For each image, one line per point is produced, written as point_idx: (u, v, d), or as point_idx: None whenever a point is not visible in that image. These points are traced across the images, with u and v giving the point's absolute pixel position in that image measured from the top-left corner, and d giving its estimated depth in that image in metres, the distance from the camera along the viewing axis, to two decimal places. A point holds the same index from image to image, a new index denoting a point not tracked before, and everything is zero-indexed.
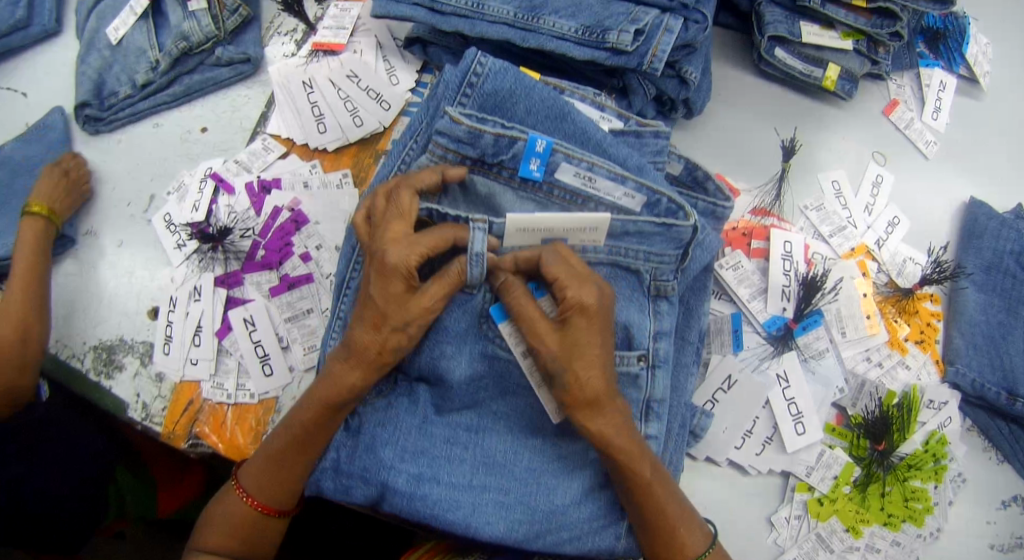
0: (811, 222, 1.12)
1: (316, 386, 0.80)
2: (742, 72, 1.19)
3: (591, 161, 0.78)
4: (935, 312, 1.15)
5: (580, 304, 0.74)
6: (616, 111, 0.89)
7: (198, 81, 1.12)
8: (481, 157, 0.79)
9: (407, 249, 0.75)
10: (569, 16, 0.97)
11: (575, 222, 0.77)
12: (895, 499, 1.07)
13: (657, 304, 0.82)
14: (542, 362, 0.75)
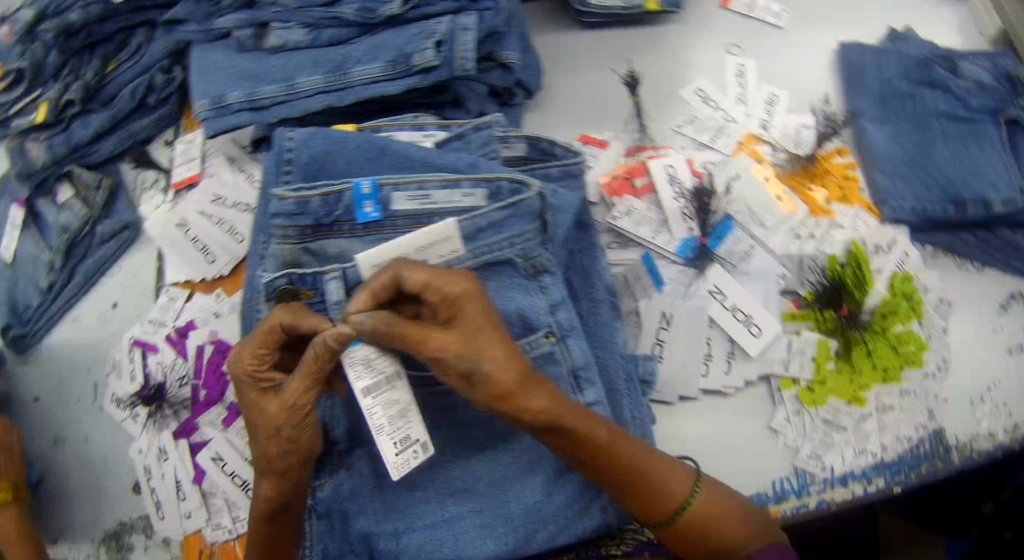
0: (688, 136, 1.10)
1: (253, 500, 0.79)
2: (569, 33, 1.14)
3: (419, 180, 0.82)
4: (849, 163, 1.10)
5: (461, 293, 0.73)
6: (436, 124, 0.90)
7: (95, 264, 1.12)
8: (318, 222, 0.83)
9: (291, 381, 0.75)
10: (370, 57, 0.99)
11: (423, 238, 0.78)
12: (884, 352, 1.05)
13: (539, 278, 0.83)
14: (455, 362, 0.72)
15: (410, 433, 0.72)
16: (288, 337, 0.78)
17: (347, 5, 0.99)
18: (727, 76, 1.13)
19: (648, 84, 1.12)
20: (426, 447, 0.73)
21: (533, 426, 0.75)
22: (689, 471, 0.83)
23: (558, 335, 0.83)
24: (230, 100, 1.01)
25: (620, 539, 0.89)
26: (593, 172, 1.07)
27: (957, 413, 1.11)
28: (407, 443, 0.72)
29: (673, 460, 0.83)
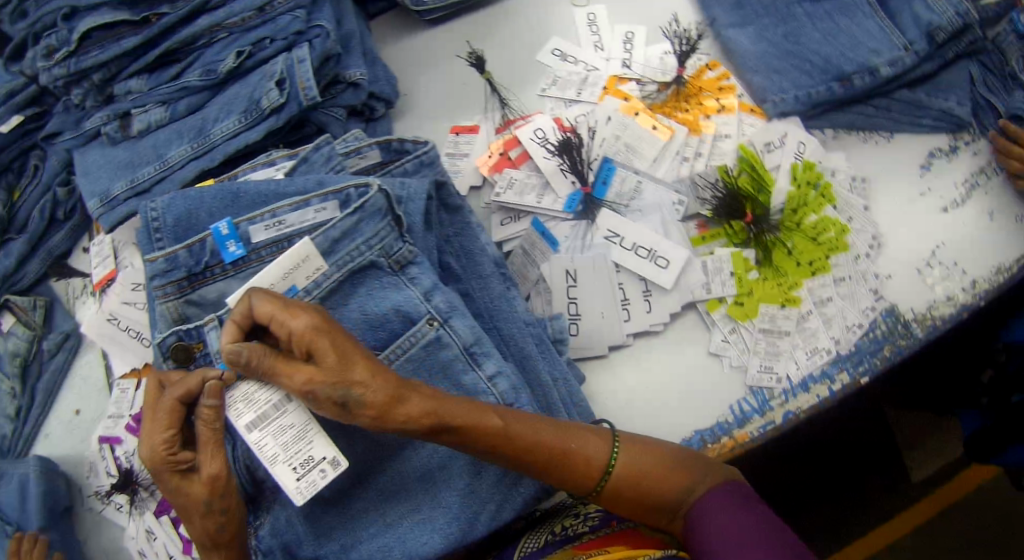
0: (554, 97, 1.10)
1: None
2: (416, 33, 1.17)
3: (270, 209, 0.86)
4: (721, 75, 1.11)
5: (309, 331, 0.73)
6: (285, 155, 0.94)
7: (51, 378, 1.16)
8: (191, 272, 0.87)
9: (209, 455, 0.75)
10: (224, 114, 1.03)
11: (281, 265, 0.78)
12: (804, 246, 1.03)
13: (404, 271, 0.85)
14: (326, 394, 0.72)
15: (312, 454, 0.74)
16: (184, 412, 0.78)
17: (191, 73, 1.03)
18: (577, 26, 1.14)
19: (501, 61, 1.13)
20: (333, 462, 0.74)
21: (417, 431, 0.77)
22: (606, 436, 0.88)
23: (444, 317, 0.84)
24: (116, 193, 1.05)
25: (584, 516, 0.95)
26: (470, 158, 1.08)
27: (907, 286, 1.07)
28: (310, 462, 0.73)
29: (586, 429, 0.87)
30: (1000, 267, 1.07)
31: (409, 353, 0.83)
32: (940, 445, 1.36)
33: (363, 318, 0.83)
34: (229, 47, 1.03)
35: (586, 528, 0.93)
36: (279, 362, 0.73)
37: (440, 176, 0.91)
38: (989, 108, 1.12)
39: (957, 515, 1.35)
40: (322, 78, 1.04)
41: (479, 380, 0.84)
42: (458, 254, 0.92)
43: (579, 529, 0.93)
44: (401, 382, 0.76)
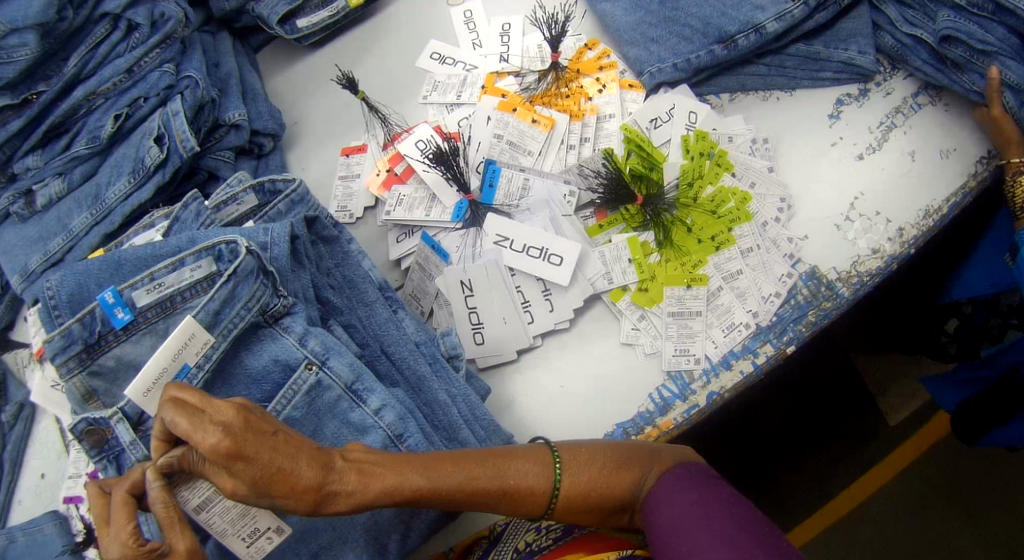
0: (437, 102, 1.11)
1: None
2: (301, 58, 1.20)
3: (146, 273, 0.82)
4: (601, 53, 1.10)
5: (220, 449, 0.63)
6: (161, 214, 0.95)
7: (14, 449, 1.20)
8: (88, 344, 0.82)
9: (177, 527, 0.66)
10: (115, 176, 1.03)
11: (167, 352, 0.76)
12: (702, 221, 1.00)
13: (279, 324, 0.85)
14: (258, 500, 0.66)
15: (258, 524, 0.72)
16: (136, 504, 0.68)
17: (78, 142, 1.03)
18: (454, 25, 1.15)
19: (379, 79, 1.15)
20: (279, 530, 0.73)
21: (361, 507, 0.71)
22: (544, 458, 0.78)
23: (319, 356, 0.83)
24: (33, 267, 1.05)
25: (544, 529, 0.86)
26: (361, 178, 1.09)
27: (827, 244, 1.02)
28: (257, 532, 0.72)
29: (529, 462, 0.77)
30: (928, 210, 1.02)
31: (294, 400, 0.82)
32: (914, 389, 1.44)
33: (249, 380, 0.83)
34: (107, 112, 1.03)
35: (550, 543, 0.84)
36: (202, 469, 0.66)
37: (309, 212, 0.91)
38: (924, 44, 1.04)
39: (927, 460, 1.42)
40: (201, 126, 1.05)
41: (366, 416, 0.83)
42: (340, 284, 0.92)
43: (540, 545, 0.85)
44: (328, 484, 0.68)
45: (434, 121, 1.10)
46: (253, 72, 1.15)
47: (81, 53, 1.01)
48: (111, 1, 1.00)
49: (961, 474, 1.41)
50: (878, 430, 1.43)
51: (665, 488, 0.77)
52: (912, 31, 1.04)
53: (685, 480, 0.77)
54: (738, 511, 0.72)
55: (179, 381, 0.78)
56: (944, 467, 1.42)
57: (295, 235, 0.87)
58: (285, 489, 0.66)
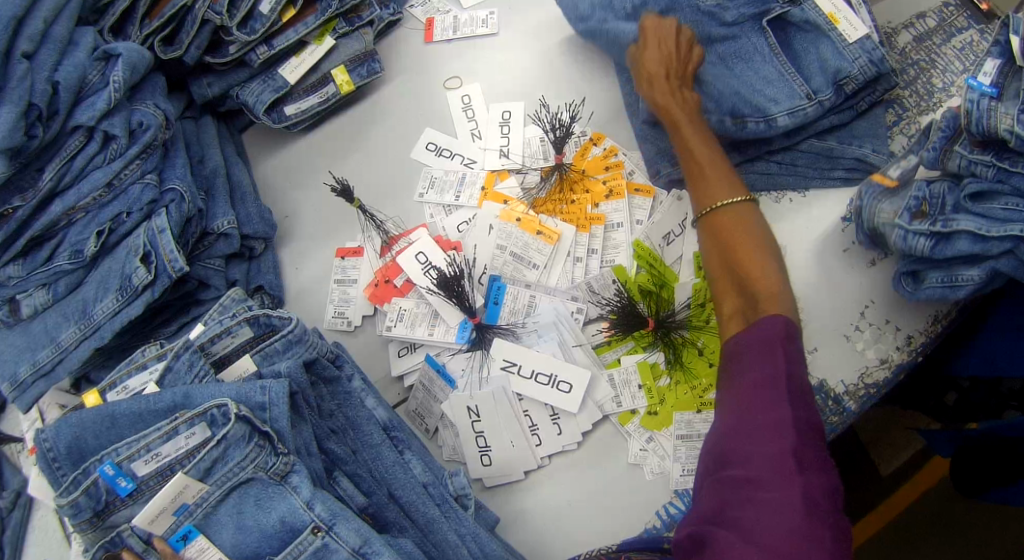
0: (434, 202, 1.06)
1: None
2: (289, 143, 1.13)
3: (142, 441, 0.80)
4: (607, 151, 1.05)
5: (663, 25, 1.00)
6: (155, 357, 0.90)
7: None
8: (102, 507, 0.80)
9: None
10: (102, 293, 0.97)
11: (164, 495, 0.77)
12: (714, 345, 0.97)
13: (287, 479, 0.81)
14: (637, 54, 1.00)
15: None
16: None
17: (59, 255, 0.96)
18: (453, 112, 1.09)
19: (373, 172, 1.09)
20: None
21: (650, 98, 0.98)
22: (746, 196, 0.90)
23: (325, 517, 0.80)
24: (22, 376, 0.97)
25: None
26: (359, 286, 1.05)
27: (836, 355, 1.02)
28: None
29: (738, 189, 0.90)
30: (936, 316, 1.02)
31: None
32: (906, 436, 1.45)
33: (259, 531, 0.80)
34: (89, 225, 0.97)
35: None
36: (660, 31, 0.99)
37: (308, 355, 0.90)
38: None
39: (923, 504, 1.39)
40: (189, 239, 0.99)
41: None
42: (344, 426, 0.91)
43: None
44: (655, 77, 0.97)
45: (432, 223, 1.05)
46: (239, 162, 1.09)
47: (56, 166, 0.93)
48: (84, 112, 0.92)
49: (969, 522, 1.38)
50: (871, 479, 1.44)
51: (769, 324, 0.76)
52: (1005, 230, 0.79)
53: (787, 339, 0.75)
54: (799, 447, 0.69)
55: (180, 511, 0.79)
56: (943, 509, 1.39)
57: (293, 390, 0.85)
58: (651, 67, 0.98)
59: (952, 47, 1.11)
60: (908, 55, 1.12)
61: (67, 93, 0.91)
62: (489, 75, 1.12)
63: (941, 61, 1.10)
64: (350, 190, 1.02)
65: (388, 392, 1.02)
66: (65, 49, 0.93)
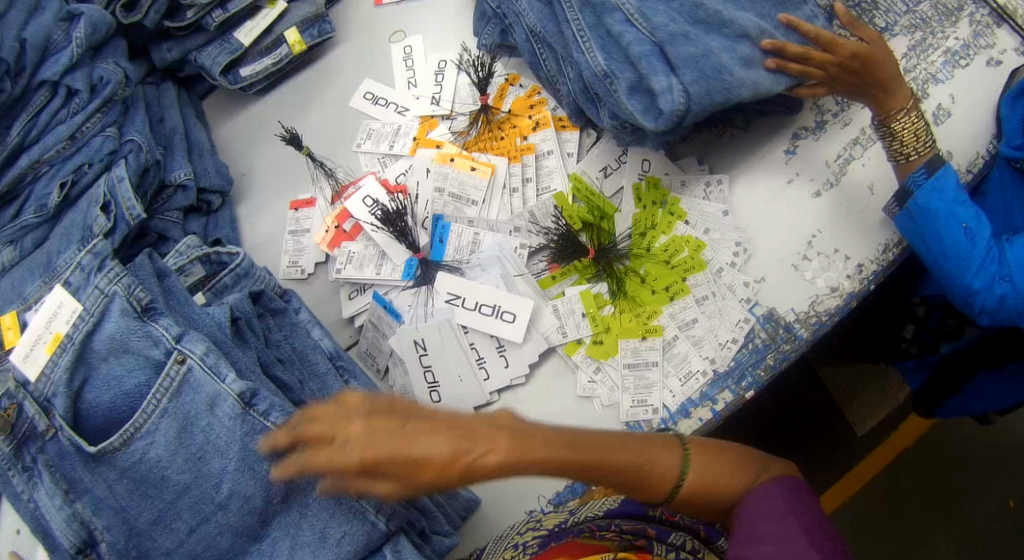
0: (370, 151, 1.10)
1: (401, 486, 0.62)
2: (244, 104, 1.18)
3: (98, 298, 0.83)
4: (531, 90, 1.09)
5: (358, 460, 0.61)
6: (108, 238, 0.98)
7: None
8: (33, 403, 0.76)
9: (361, 444, 0.61)
10: (65, 245, 0.98)
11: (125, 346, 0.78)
12: (656, 271, 0.99)
13: (254, 406, 0.78)
14: (341, 442, 0.62)
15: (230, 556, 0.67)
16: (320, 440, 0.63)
17: (26, 211, 0.99)
18: (393, 64, 1.15)
19: (322, 126, 1.14)
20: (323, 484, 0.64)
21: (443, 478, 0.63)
22: (674, 443, 0.73)
23: (285, 427, 0.78)
24: None
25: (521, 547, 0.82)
26: (311, 234, 1.09)
27: (782, 287, 1.00)
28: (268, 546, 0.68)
29: (672, 450, 0.73)
30: (887, 244, 0.99)
31: (260, 469, 0.77)
32: (883, 391, 1.44)
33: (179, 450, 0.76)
34: (53, 179, 0.99)
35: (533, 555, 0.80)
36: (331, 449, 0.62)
37: (254, 287, 0.92)
38: None
39: (897, 467, 1.43)
40: (147, 190, 1.03)
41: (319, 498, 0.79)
42: (291, 355, 0.92)
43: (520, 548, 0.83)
44: (467, 459, 0.62)
45: (369, 170, 1.10)
46: (198, 125, 1.14)
47: (23, 121, 0.96)
48: (49, 68, 0.96)
49: (946, 466, 1.43)
50: (844, 440, 1.44)
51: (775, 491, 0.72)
52: None
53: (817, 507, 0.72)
54: None
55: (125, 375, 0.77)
56: (917, 471, 1.43)
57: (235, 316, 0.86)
58: (403, 463, 0.61)
59: None
60: None
61: (34, 50, 0.95)
62: (432, 28, 1.16)
63: (883, 2, 1.15)
64: (298, 138, 1.09)
65: (340, 334, 1.05)
66: (34, 12, 0.97)
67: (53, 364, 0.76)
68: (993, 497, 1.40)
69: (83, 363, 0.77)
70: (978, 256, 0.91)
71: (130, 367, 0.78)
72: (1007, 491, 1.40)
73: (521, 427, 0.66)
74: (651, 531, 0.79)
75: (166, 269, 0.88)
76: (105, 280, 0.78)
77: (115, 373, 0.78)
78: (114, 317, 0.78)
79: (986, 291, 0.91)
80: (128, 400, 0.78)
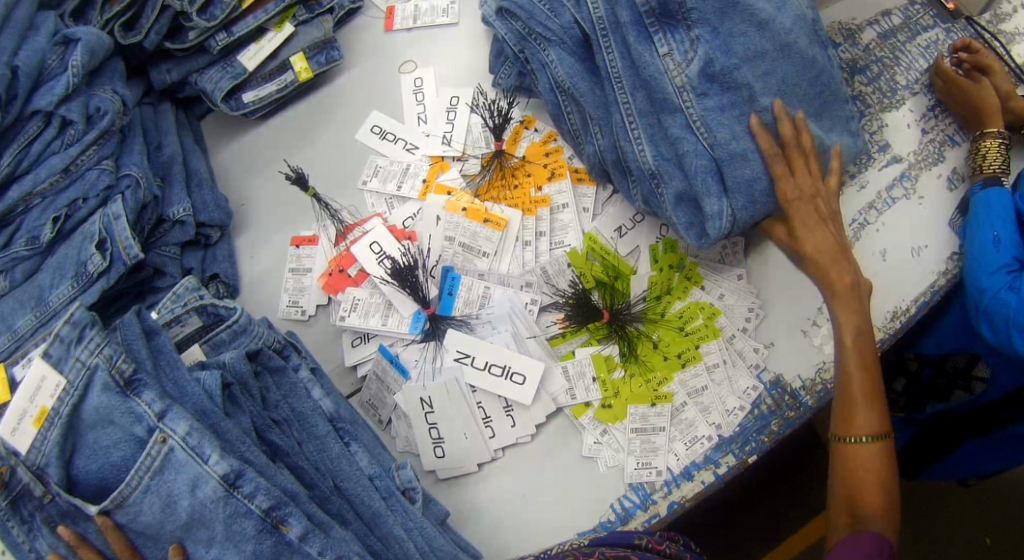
0: (376, 190, 1.06)
1: (800, 199, 0.91)
2: (245, 130, 1.14)
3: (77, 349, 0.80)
4: (546, 136, 1.06)
5: (785, 193, 0.91)
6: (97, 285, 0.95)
7: None
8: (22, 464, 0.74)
9: (793, 183, 0.91)
10: (57, 280, 0.94)
11: (108, 419, 0.76)
12: (668, 336, 0.98)
13: (237, 487, 0.76)
14: (786, 184, 0.90)
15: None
16: (786, 137, 0.91)
17: (15, 241, 0.93)
18: (402, 97, 1.10)
19: (328, 159, 1.10)
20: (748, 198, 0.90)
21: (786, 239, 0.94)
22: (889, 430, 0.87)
23: (267, 511, 0.77)
24: None
25: None
26: (313, 274, 1.05)
27: (788, 354, 0.97)
28: None
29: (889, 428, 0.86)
30: (896, 311, 1.02)
31: (244, 546, 0.76)
32: None
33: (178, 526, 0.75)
34: (46, 211, 0.95)
35: None
36: (789, 182, 0.91)
37: (253, 346, 0.88)
38: None
39: None
40: (144, 225, 0.98)
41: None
42: (287, 417, 0.89)
43: None
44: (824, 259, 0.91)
45: (374, 210, 1.06)
46: (197, 151, 1.09)
47: (14, 151, 0.90)
48: (42, 97, 0.90)
49: (926, 501, 1.47)
50: None
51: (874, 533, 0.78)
52: None
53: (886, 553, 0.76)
54: None
55: (120, 438, 0.76)
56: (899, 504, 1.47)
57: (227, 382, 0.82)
58: (814, 204, 0.92)
59: (916, 45, 1.16)
60: (872, 52, 1.15)
61: (27, 78, 0.89)
62: (445, 60, 1.12)
63: (904, 58, 1.15)
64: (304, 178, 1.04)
65: (342, 382, 1.02)
66: (26, 34, 0.92)
67: (42, 437, 0.74)
68: (965, 538, 1.44)
69: (71, 432, 0.76)
70: (997, 260, 0.96)
71: (117, 435, 0.76)
72: (984, 523, 1.45)
73: (850, 283, 0.90)
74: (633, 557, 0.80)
75: (155, 327, 0.83)
76: (86, 350, 0.76)
77: (102, 442, 0.76)
78: (96, 392, 0.75)
79: (998, 292, 0.95)
80: (116, 472, 0.76)
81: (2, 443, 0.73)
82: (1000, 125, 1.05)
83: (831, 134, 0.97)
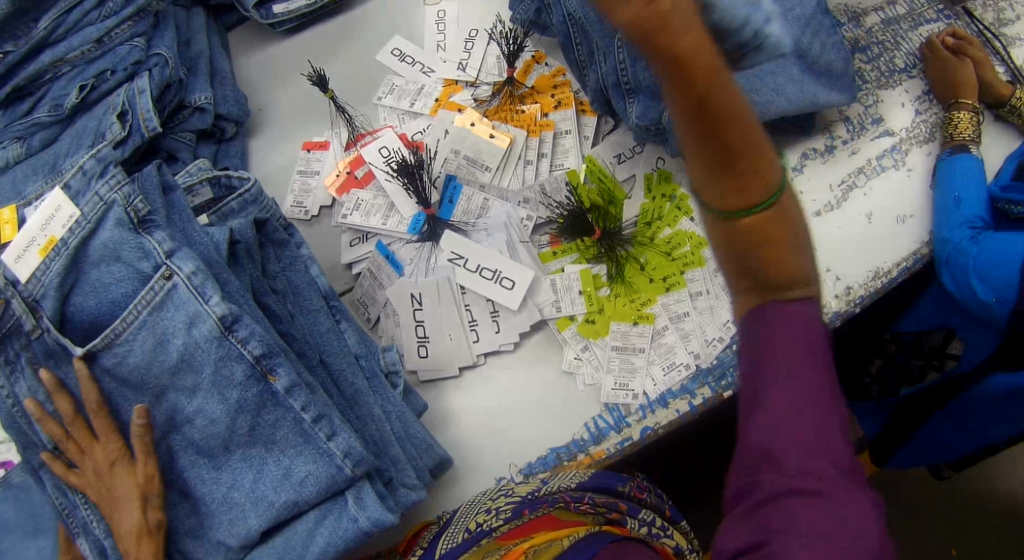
0: (389, 106, 1.12)
1: None
2: (273, 42, 1.19)
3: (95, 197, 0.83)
4: (556, 70, 1.12)
5: None
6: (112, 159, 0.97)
7: None
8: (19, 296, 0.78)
9: None
10: (74, 148, 0.97)
11: (116, 255, 0.79)
12: (655, 261, 1.01)
13: (233, 331, 0.78)
14: None
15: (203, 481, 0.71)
16: None
17: (40, 108, 0.98)
18: (424, 25, 1.17)
19: (347, 75, 1.15)
20: None
21: None
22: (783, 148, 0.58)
23: (258, 358, 0.79)
24: None
25: (495, 511, 0.80)
26: (320, 176, 1.09)
27: None
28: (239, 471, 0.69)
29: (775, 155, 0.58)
30: (877, 271, 1.06)
31: (230, 392, 0.79)
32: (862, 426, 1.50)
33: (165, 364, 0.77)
34: (73, 81, 0.99)
35: (510, 523, 0.77)
36: None
37: (261, 213, 0.92)
38: None
39: None
40: (166, 106, 1.02)
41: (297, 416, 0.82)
42: (285, 288, 0.92)
43: (493, 507, 0.81)
44: None
45: (386, 122, 1.11)
46: (223, 54, 1.14)
47: (52, 16, 0.96)
48: None
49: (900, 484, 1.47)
50: None
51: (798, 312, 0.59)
52: None
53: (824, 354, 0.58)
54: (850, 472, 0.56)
55: (122, 271, 0.79)
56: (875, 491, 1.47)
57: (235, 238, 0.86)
58: None
59: (917, 34, 1.22)
60: (874, 34, 1.21)
61: None
62: None
63: (905, 43, 1.21)
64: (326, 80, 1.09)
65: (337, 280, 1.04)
66: None
67: (45, 265, 0.77)
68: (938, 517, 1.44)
69: (76, 266, 0.79)
70: (962, 216, 1.02)
71: (122, 272, 0.79)
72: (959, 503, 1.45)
73: None
74: (624, 505, 0.79)
75: (172, 184, 0.88)
76: (106, 187, 0.79)
77: (104, 279, 0.79)
78: (109, 226, 0.79)
79: (961, 242, 1.01)
80: (112, 308, 0.79)
81: (4, 270, 0.77)
82: (973, 97, 1.12)
83: (823, 86, 1.03)
